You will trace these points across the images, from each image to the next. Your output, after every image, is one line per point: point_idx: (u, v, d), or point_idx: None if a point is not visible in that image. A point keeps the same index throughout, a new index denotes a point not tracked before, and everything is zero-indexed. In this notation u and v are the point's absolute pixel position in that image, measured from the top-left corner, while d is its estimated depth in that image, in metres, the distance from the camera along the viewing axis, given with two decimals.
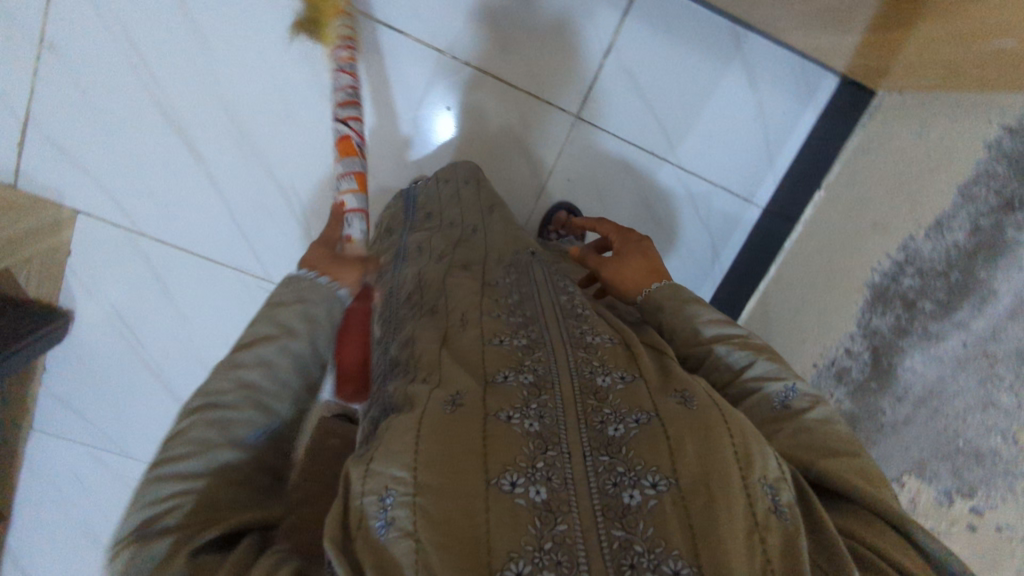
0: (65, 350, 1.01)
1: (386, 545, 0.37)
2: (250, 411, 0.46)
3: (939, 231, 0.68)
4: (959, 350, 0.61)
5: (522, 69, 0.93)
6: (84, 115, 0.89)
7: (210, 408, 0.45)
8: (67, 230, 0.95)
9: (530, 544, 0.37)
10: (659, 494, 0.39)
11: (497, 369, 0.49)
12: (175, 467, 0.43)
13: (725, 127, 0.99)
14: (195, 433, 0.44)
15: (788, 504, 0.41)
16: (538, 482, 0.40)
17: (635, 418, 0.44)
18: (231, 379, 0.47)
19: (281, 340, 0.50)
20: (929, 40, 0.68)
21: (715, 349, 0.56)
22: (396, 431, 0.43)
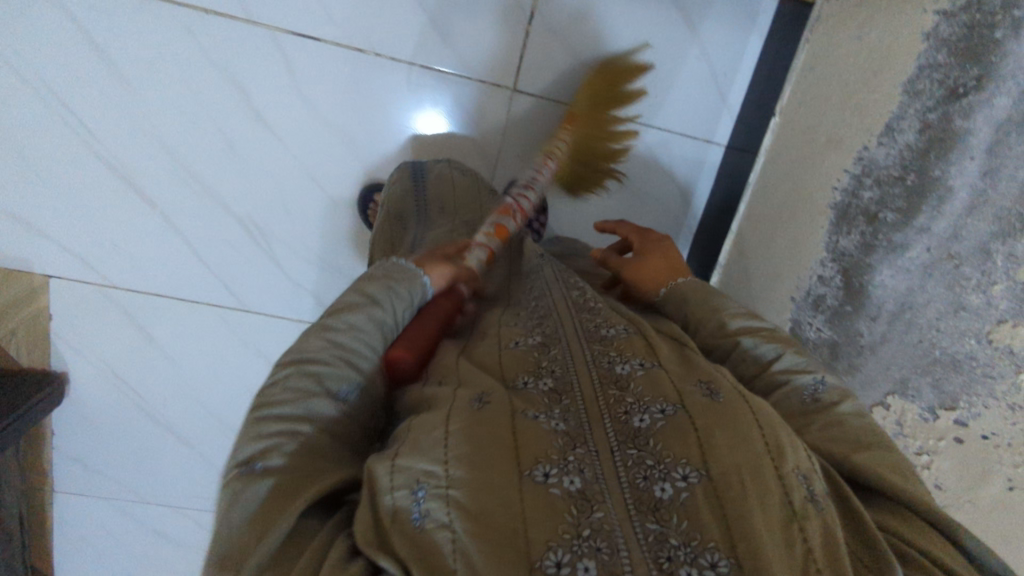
0: (69, 409, 1.04)
1: (424, 534, 0.38)
2: (342, 369, 0.49)
3: (891, 136, 0.64)
4: (924, 256, 0.57)
5: (449, 52, 0.90)
6: (32, 182, 0.90)
7: (306, 363, 0.48)
8: (44, 295, 0.97)
9: (568, 533, 0.37)
10: (690, 485, 0.40)
11: (515, 371, 0.49)
12: (282, 412, 0.45)
13: (669, 70, 0.94)
14: (293, 383, 0.47)
15: (820, 494, 0.41)
16: (571, 472, 0.40)
17: (661, 409, 0.44)
18: (324, 339, 0.49)
19: (366, 309, 0.51)
20: None
21: (742, 341, 0.57)
22: (420, 429, 0.43)
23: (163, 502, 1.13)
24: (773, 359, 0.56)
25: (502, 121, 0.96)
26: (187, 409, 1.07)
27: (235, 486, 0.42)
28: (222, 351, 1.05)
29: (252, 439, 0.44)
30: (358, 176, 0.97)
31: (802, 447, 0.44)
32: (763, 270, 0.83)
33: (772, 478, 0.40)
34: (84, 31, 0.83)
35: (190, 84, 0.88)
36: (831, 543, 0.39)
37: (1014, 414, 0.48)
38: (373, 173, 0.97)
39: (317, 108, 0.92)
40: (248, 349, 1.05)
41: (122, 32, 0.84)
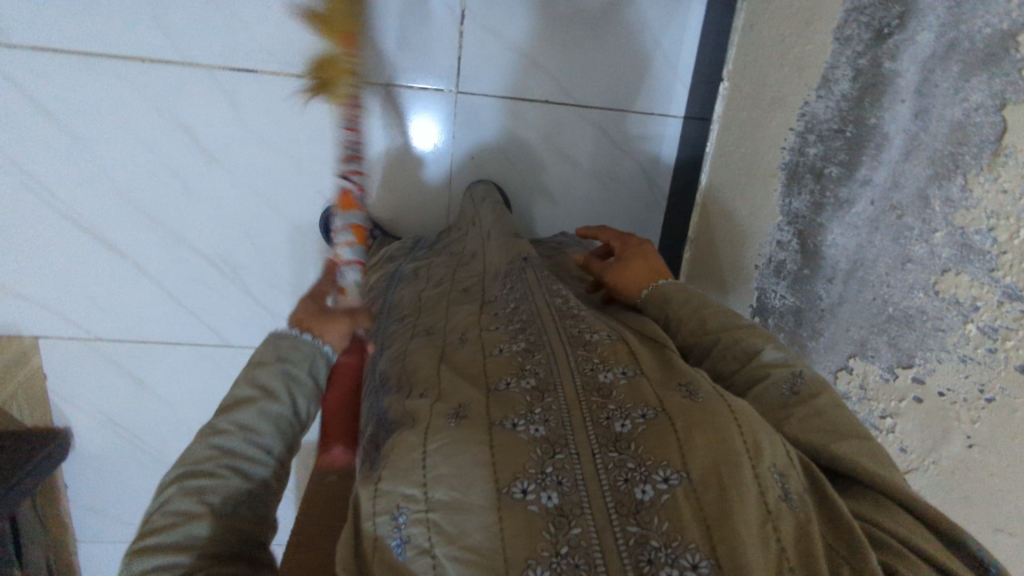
0: (78, 461, 1.08)
1: (405, 564, 0.35)
2: (219, 477, 0.43)
3: (828, 87, 0.61)
4: (869, 210, 0.55)
5: (386, 64, 0.90)
6: (5, 249, 0.92)
7: (189, 476, 0.42)
8: (36, 356, 0.99)
9: (547, 550, 0.33)
10: (672, 488, 0.35)
11: (496, 374, 0.44)
12: (159, 541, 0.39)
13: (612, 49, 0.92)
14: (174, 504, 0.41)
15: (797, 491, 0.39)
16: (549, 486, 0.36)
17: (642, 413, 0.40)
18: (209, 445, 0.44)
19: (257, 403, 0.47)
20: None
21: (724, 339, 0.53)
22: (397, 449, 0.40)
23: None
24: (755, 356, 0.52)
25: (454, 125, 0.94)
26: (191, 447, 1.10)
27: None
28: (213, 387, 1.07)
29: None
30: (316, 200, 0.97)
31: (778, 440, 0.41)
32: (729, 243, 0.81)
33: (751, 480, 0.36)
34: (26, 93, 0.85)
35: (138, 133, 0.89)
36: (806, 540, 0.36)
37: (966, 366, 0.45)
38: (329, 194, 0.96)
39: (264, 138, 0.92)
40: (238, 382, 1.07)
41: (62, 90, 0.85)
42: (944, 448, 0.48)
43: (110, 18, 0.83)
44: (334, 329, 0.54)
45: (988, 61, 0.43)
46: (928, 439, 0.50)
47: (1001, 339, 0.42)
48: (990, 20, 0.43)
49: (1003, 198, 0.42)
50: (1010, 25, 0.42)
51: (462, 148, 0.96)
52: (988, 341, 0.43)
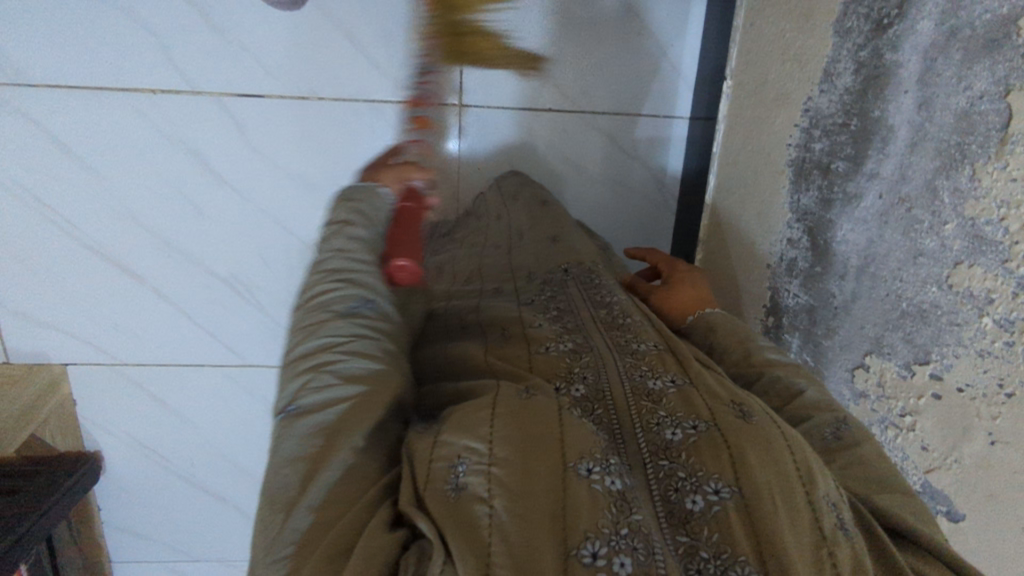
0: (109, 484, 1.10)
1: (462, 505, 0.38)
2: (342, 290, 0.56)
3: (830, 81, 0.60)
4: (877, 204, 0.54)
5: (390, 82, 0.91)
6: (32, 280, 0.96)
7: (319, 298, 0.56)
8: (66, 382, 1.02)
9: (608, 528, 0.37)
10: (722, 500, 0.39)
11: (548, 377, 0.50)
12: (304, 348, 0.52)
13: (612, 55, 0.92)
14: (310, 317, 0.54)
15: (850, 523, 0.41)
16: (614, 473, 0.40)
17: (693, 425, 0.44)
18: (320, 277, 0.58)
19: (347, 233, 0.61)
20: None
21: (767, 377, 0.56)
22: (467, 411, 0.44)
23: (212, 557, 1.18)
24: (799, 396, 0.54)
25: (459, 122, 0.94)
26: (217, 466, 1.12)
27: (283, 425, 0.47)
28: (237, 407, 1.09)
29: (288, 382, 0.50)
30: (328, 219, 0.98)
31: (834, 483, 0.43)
32: (741, 245, 0.79)
33: (805, 506, 0.39)
34: (45, 130, 0.88)
35: (154, 162, 0.92)
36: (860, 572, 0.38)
37: (984, 361, 0.44)
38: None
39: (275, 161, 0.94)
40: (260, 401, 1.09)
41: (80, 123, 0.88)
42: (966, 445, 0.47)
43: (121, 53, 0.85)
44: (387, 175, 0.65)
45: (989, 48, 0.43)
46: (949, 435, 0.48)
47: (1018, 333, 0.41)
48: (989, 5, 0.42)
49: (1013, 186, 0.41)
50: (1010, 9, 0.41)
51: (472, 149, 0.96)
52: (1005, 334, 0.42)
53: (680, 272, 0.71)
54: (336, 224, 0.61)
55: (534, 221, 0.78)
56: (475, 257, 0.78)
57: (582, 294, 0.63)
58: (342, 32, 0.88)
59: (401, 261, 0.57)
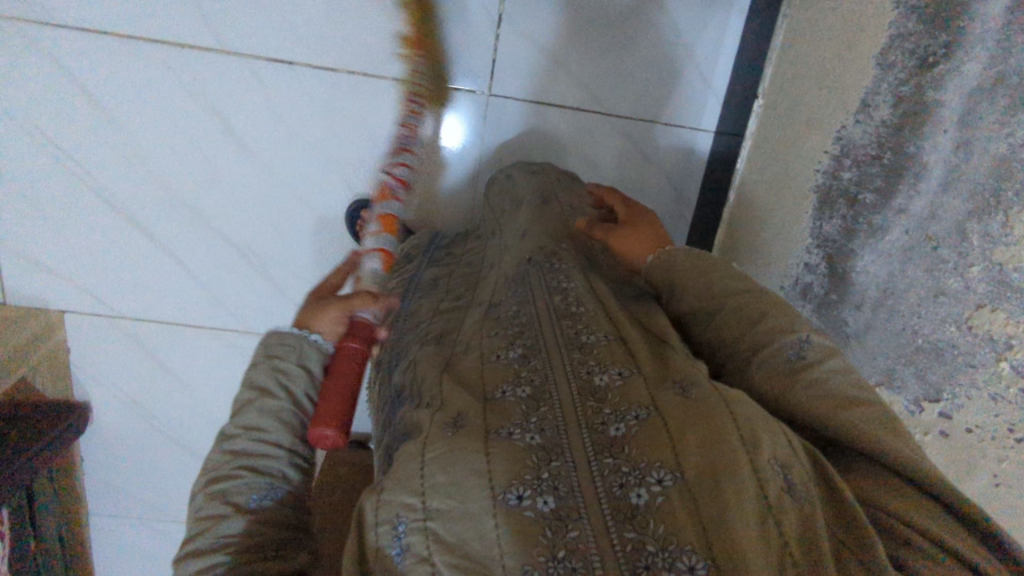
0: (95, 437, 1.09)
1: (404, 570, 0.39)
2: (244, 478, 0.50)
3: (867, 112, 0.61)
4: (903, 239, 0.54)
5: (422, 64, 0.91)
6: (41, 224, 0.95)
7: (216, 480, 0.50)
8: (61, 330, 1.01)
9: (545, 555, 0.36)
10: (666, 489, 0.38)
11: (494, 385, 0.48)
12: (192, 545, 0.48)
13: (646, 62, 0.92)
14: (208, 504, 0.49)
15: (801, 480, 0.41)
16: (546, 491, 0.39)
17: (635, 416, 0.43)
18: (221, 451, 0.52)
19: (258, 403, 0.53)
20: None
21: (725, 308, 0.58)
22: (402, 456, 0.43)
23: None
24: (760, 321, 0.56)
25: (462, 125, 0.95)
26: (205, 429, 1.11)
27: None
28: (231, 371, 1.08)
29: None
30: (344, 194, 0.98)
31: (782, 431, 0.44)
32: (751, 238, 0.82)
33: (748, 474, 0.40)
34: (67, 74, 0.86)
35: (174, 119, 0.91)
36: (810, 525, 0.39)
37: (996, 405, 0.45)
38: (357, 189, 0.97)
39: (296, 131, 0.93)
40: None
41: (106, 71, 0.87)
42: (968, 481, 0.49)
43: (153, 5, 0.84)
44: (326, 316, 0.58)
45: None
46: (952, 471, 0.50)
47: None
48: None
49: None
50: None
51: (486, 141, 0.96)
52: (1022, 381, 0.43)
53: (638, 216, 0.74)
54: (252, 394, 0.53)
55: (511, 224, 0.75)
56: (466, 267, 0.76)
57: (540, 276, 0.61)
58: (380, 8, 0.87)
59: (321, 430, 0.52)
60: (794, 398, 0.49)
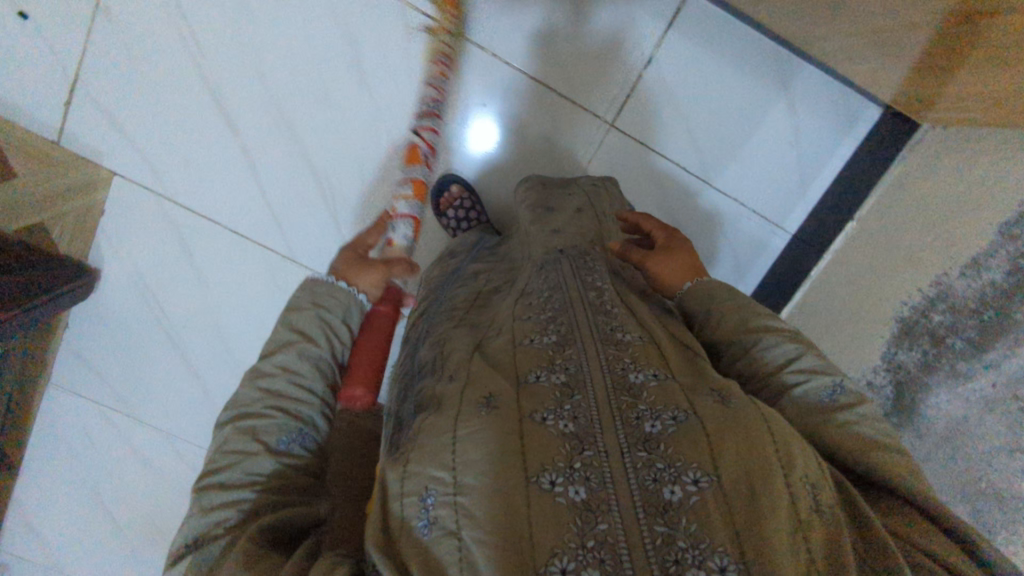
0: (88, 309, 1.01)
1: (429, 542, 0.40)
2: (273, 421, 0.57)
3: (976, 269, 0.66)
4: (987, 390, 0.60)
5: (560, 74, 0.95)
6: (131, 82, 0.92)
7: (242, 418, 0.56)
8: (102, 190, 0.96)
9: (574, 542, 0.38)
10: (701, 491, 0.40)
11: (528, 367, 0.50)
12: (217, 477, 0.54)
13: (757, 149, 0.98)
14: (233, 444, 0.55)
15: (832, 503, 0.42)
16: (577, 481, 0.41)
17: (673, 416, 0.45)
18: (254, 389, 0.58)
19: (298, 346, 0.60)
20: (985, 81, 0.66)
21: (762, 340, 0.57)
22: (429, 432, 0.45)
23: (151, 429, 1.09)
24: (794, 359, 0.56)
25: (548, 139, 0.98)
26: (204, 341, 1.05)
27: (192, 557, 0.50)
28: (256, 292, 1.03)
29: (196, 515, 0.52)
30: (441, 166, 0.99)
31: (815, 456, 0.45)
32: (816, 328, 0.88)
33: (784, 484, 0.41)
34: None
35: (312, 37, 0.93)
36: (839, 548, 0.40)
37: None
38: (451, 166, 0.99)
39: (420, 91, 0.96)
40: (282, 297, 1.04)
41: None
42: None
43: None
44: (369, 278, 0.68)
45: None
46: None
47: None
48: None
49: None
50: None
51: (572, 161, 1.00)
52: None
53: (675, 241, 0.72)
54: (291, 343, 0.60)
55: (552, 221, 0.77)
56: (503, 265, 0.78)
57: (575, 271, 0.63)
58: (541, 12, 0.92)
59: (356, 390, 0.62)
60: (823, 437, 0.50)
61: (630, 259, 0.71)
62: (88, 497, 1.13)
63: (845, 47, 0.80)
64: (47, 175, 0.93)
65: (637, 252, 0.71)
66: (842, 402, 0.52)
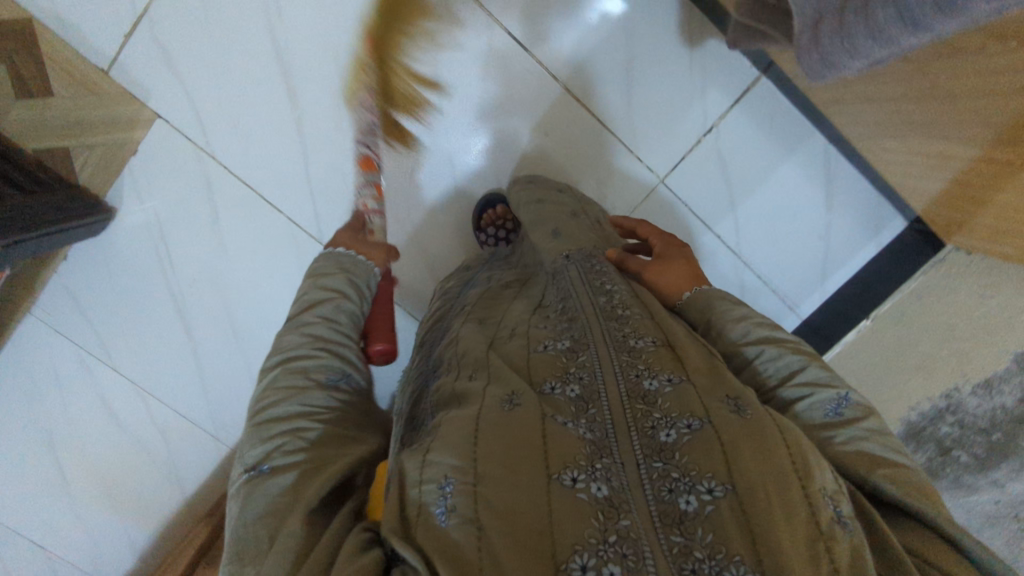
0: (90, 246, 0.94)
1: (446, 530, 0.39)
2: (321, 360, 0.58)
3: (988, 390, 0.71)
4: (992, 506, 0.67)
5: (626, 124, 0.99)
6: (200, 30, 0.90)
7: (292, 360, 0.58)
8: (141, 130, 0.92)
9: (594, 538, 0.37)
10: (716, 499, 0.39)
11: (543, 376, 0.51)
12: (275, 412, 0.54)
13: (789, 233, 1.04)
14: (284, 382, 0.56)
15: (850, 516, 0.41)
16: (598, 479, 0.41)
17: (687, 424, 0.44)
18: (300, 335, 0.60)
19: (335, 301, 0.63)
20: (1011, 217, 0.71)
21: (762, 353, 0.56)
22: (451, 427, 0.46)
23: (128, 383, 1.01)
24: (799, 372, 0.54)
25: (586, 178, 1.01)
26: (207, 305, 1.00)
27: (251, 488, 0.49)
28: (274, 261, 1.01)
29: (255, 448, 0.52)
30: (490, 183, 1.02)
31: (829, 468, 0.44)
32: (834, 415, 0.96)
33: (801, 494, 0.40)
34: None
35: None
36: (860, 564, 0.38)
37: None
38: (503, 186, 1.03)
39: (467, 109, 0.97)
40: (299, 274, 1.02)
41: None
42: None
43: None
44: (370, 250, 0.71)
45: None
46: None
47: None
48: None
49: None
50: None
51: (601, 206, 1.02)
52: None
53: (672, 248, 0.70)
54: (329, 296, 0.63)
55: (563, 229, 0.77)
56: (513, 271, 0.79)
57: (587, 278, 0.64)
58: (617, 60, 0.96)
59: (379, 344, 0.66)
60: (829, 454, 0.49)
61: (627, 268, 0.69)
62: (37, 443, 0.99)
63: (901, 158, 0.83)
64: (82, 101, 0.87)
65: (635, 261, 0.69)
66: (847, 417, 0.51)
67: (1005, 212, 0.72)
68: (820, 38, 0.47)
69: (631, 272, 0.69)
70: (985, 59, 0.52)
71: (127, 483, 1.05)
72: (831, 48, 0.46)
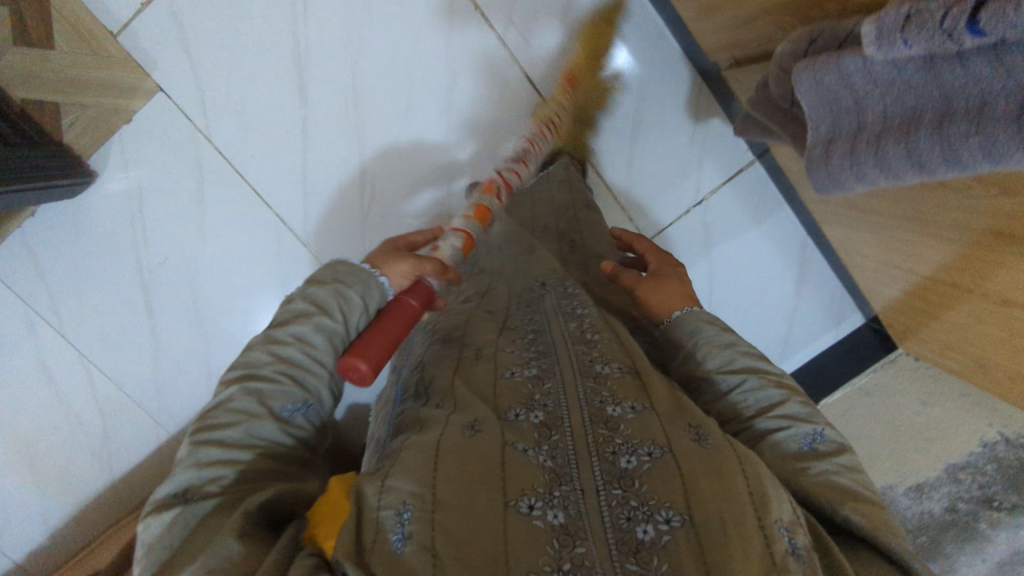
0: (61, 208, 0.89)
1: (403, 558, 0.39)
2: (281, 386, 0.56)
3: (919, 494, 0.77)
4: None
5: (621, 181, 1.04)
6: (220, 12, 0.89)
7: (250, 380, 0.56)
8: (138, 100, 0.89)
9: (548, 566, 0.39)
10: (672, 530, 0.40)
11: (509, 402, 0.51)
12: (215, 435, 0.53)
13: (758, 312, 1.10)
14: (236, 403, 0.54)
15: (805, 547, 0.43)
16: (555, 507, 0.42)
17: (648, 451, 0.45)
18: (267, 352, 0.57)
19: (315, 317, 0.58)
20: (951, 328, 0.77)
21: (745, 382, 0.58)
22: (411, 449, 0.46)
23: (74, 356, 0.96)
24: (777, 404, 0.57)
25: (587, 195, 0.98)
26: (175, 286, 0.98)
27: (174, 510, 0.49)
28: (254, 252, 1.00)
29: (189, 469, 0.51)
30: None
31: (786, 498, 0.45)
32: None
33: (757, 531, 0.41)
34: None
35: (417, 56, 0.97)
36: None
37: None
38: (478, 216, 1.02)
39: (456, 123, 1.02)
40: (276, 270, 1.02)
41: None
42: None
43: None
44: (395, 267, 0.62)
45: None
46: None
47: None
48: None
49: None
50: None
51: None
52: None
53: (667, 265, 0.72)
54: (310, 311, 0.58)
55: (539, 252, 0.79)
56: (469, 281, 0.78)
57: (557, 305, 0.65)
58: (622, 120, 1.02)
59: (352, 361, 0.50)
60: (798, 484, 0.52)
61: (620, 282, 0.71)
62: None
63: (874, 265, 0.88)
64: (82, 58, 0.83)
65: (630, 277, 0.70)
66: (821, 451, 0.54)
67: (949, 334, 0.79)
68: (830, 157, 0.50)
69: (625, 286, 0.71)
70: (951, 198, 0.58)
71: (50, 462, 0.98)
72: (840, 167, 0.50)
